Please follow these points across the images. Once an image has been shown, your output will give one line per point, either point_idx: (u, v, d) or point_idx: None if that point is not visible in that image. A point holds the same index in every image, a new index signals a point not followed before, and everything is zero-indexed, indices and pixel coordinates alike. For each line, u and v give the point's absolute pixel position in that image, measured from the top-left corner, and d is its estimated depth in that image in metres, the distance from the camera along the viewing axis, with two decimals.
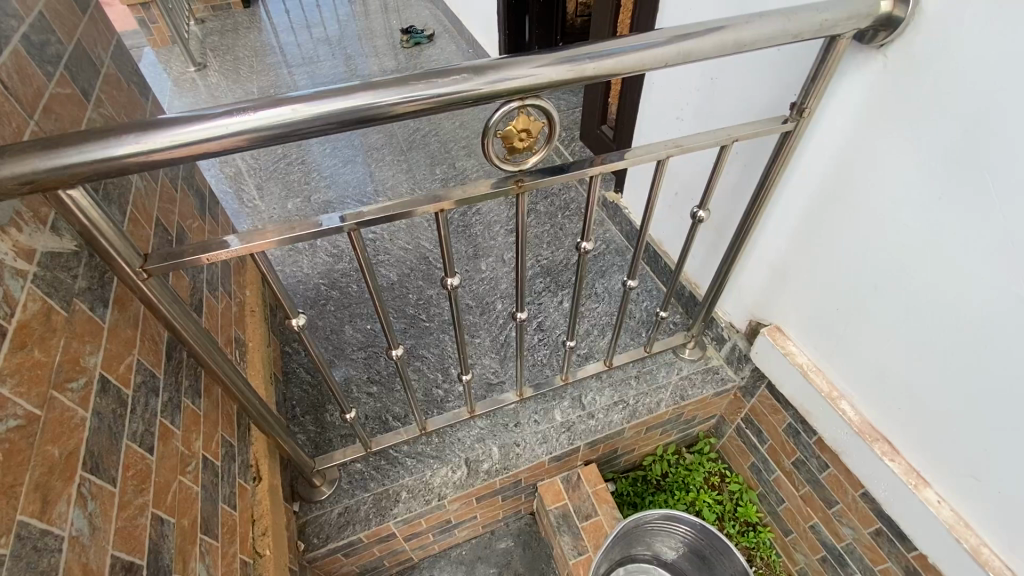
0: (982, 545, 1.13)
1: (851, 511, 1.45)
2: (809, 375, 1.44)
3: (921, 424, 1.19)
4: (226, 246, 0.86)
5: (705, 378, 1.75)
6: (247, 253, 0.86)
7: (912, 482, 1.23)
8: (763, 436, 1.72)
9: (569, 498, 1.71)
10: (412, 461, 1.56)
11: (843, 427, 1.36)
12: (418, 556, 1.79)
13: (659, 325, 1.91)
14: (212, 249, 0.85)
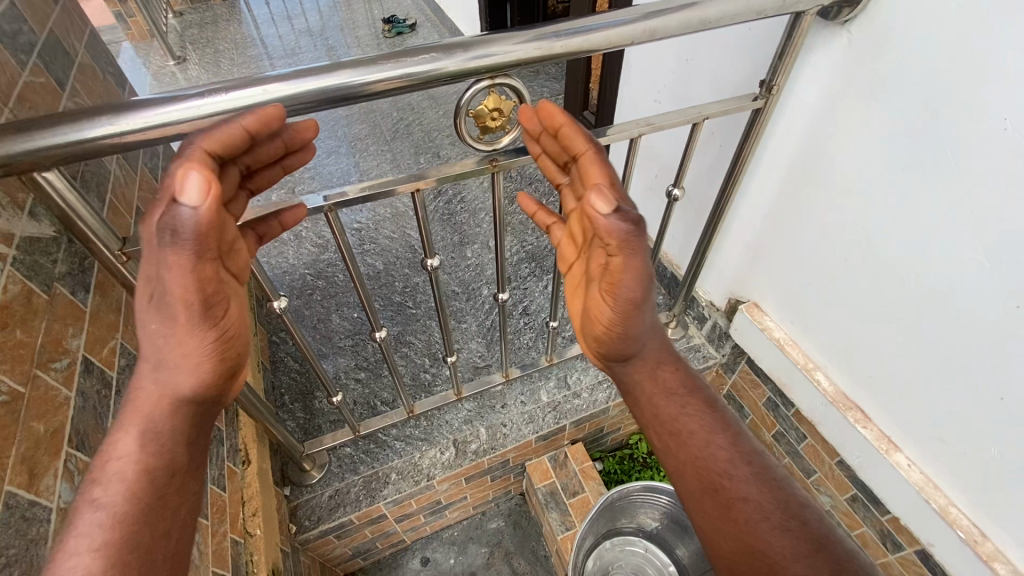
0: (950, 505, 1.18)
1: (828, 479, 1.50)
2: (786, 348, 1.48)
3: (891, 390, 1.23)
4: None
5: (687, 356, 1.79)
6: None
7: (883, 447, 1.28)
8: (745, 411, 1.76)
9: (556, 476, 1.76)
10: (400, 444, 1.58)
11: (818, 398, 1.40)
12: (410, 538, 1.83)
13: (643, 307, 1.94)
14: None
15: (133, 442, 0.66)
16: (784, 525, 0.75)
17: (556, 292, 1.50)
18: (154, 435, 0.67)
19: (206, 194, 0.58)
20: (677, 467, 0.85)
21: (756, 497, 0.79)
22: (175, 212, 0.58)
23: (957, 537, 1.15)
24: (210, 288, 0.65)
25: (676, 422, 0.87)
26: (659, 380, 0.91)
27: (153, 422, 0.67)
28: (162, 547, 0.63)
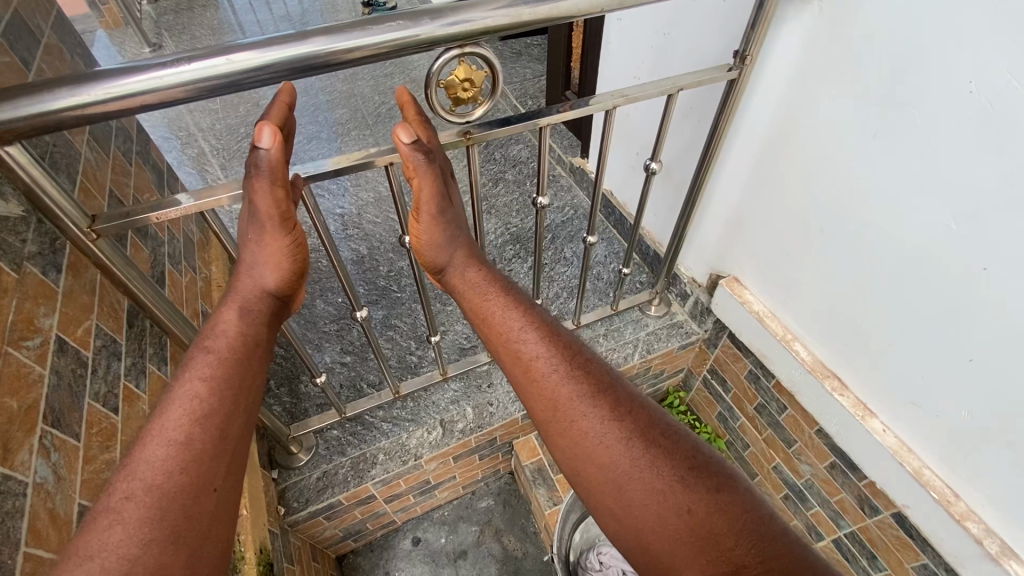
0: (923, 467, 1.21)
1: (808, 448, 1.53)
2: (765, 321, 1.50)
3: (866, 356, 1.26)
4: (177, 204, 0.87)
5: (670, 332, 1.81)
6: (198, 209, 0.88)
7: (859, 413, 1.31)
8: (727, 384, 1.79)
9: (544, 453, 1.78)
10: (387, 425, 1.59)
11: (797, 368, 1.43)
12: (401, 519, 1.85)
13: (626, 286, 1.95)
14: (162, 208, 0.86)
15: (185, 400, 0.77)
16: (672, 492, 0.74)
17: (538, 270, 1.51)
18: (210, 392, 0.79)
19: (276, 141, 0.85)
20: (568, 456, 0.83)
21: (642, 476, 0.77)
22: (257, 152, 0.85)
23: (930, 497, 1.17)
24: (285, 211, 0.91)
25: (577, 409, 0.84)
26: (467, 279, 1.06)
27: (210, 383, 0.80)
28: (207, 497, 0.69)
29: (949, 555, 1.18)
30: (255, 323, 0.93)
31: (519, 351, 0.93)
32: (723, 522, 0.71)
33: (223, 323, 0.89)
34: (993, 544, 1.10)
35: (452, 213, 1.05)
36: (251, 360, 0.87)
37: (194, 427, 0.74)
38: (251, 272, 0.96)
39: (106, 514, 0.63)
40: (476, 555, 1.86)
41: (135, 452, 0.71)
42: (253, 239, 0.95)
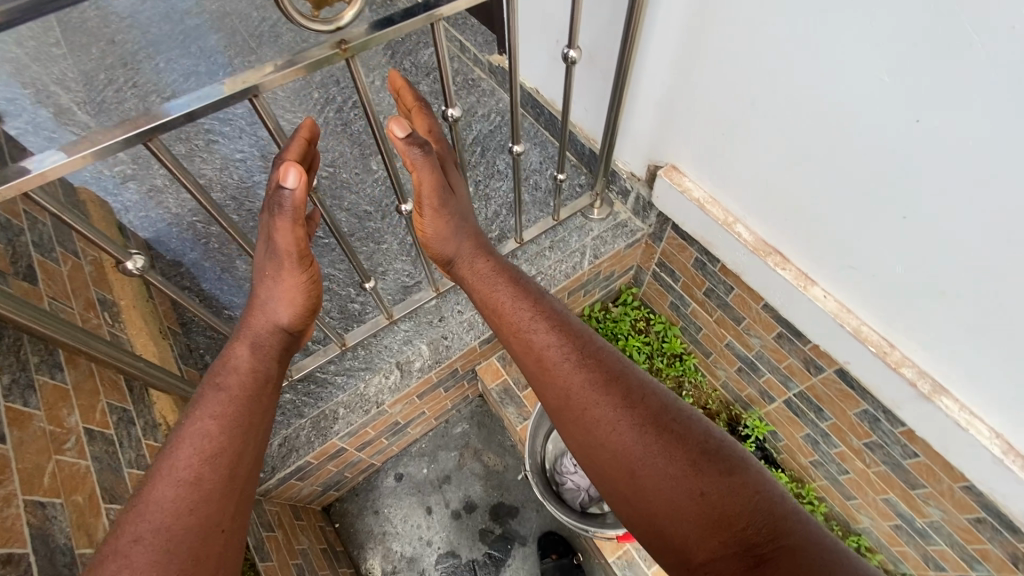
0: (862, 325, 1.25)
1: (756, 323, 1.58)
2: (705, 207, 1.46)
3: (804, 229, 1.26)
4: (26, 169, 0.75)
5: (615, 233, 1.78)
6: (56, 173, 0.77)
7: (801, 283, 1.33)
8: (677, 275, 1.80)
9: (508, 373, 1.78)
10: (342, 378, 1.52)
11: (740, 249, 1.42)
12: (379, 460, 1.86)
13: (566, 191, 1.86)
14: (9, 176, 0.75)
15: (195, 438, 0.84)
16: (689, 475, 0.79)
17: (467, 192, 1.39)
18: (218, 430, 0.85)
19: (300, 181, 0.86)
20: (583, 443, 0.88)
21: (660, 460, 0.81)
22: (281, 192, 0.87)
23: (868, 352, 1.23)
24: (304, 247, 0.96)
25: (590, 398, 0.88)
26: (476, 270, 1.09)
27: (219, 422, 0.86)
28: (215, 538, 0.77)
29: (887, 400, 1.27)
30: (266, 359, 0.99)
31: (529, 343, 0.97)
32: (736, 504, 0.76)
33: (236, 359, 0.96)
34: (926, 384, 1.17)
35: (456, 205, 1.05)
36: (262, 394, 0.94)
37: (204, 465, 0.81)
38: (266, 309, 1.01)
39: (114, 557, 0.71)
40: (460, 478, 1.92)
41: (149, 490, 0.79)
42: (265, 272, 1.00)
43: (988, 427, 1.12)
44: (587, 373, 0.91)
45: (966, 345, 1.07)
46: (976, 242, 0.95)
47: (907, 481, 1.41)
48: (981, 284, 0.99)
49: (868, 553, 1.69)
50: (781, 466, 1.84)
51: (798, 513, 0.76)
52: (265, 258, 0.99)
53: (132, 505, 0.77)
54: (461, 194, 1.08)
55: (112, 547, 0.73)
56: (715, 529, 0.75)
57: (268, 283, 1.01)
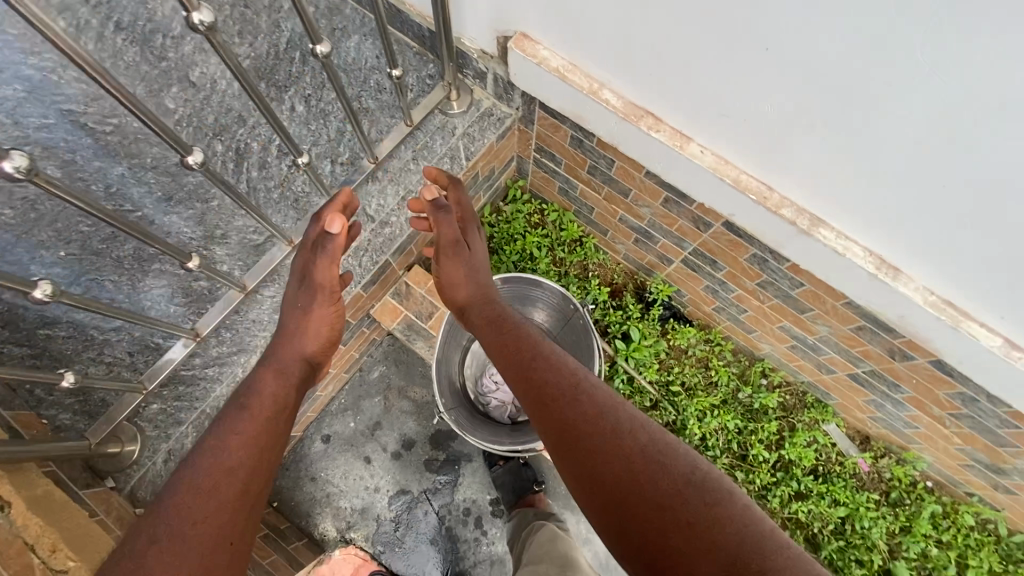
0: (740, 175, 1.20)
1: (643, 192, 1.50)
2: (566, 77, 1.28)
3: (670, 83, 1.13)
4: None
5: (482, 126, 1.57)
6: None
7: (677, 144, 1.23)
8: (557, 158, 1.66)
9: (407, 309, 1.62)
10: (214, 371, 1.35)
11: (611, 118, 1.28)
12: (298, 430, 1.74)
13: (415, 88, 1.59)
14: None
15: (217, 451, 0.91)
16: (679, 505, 0.80)
17: (278, 122, 1.12)
18: (245, 446, 0.94)
19: (342, 228, 1.16)
20: (580, 471, 0.89)
21: (650, 488, 0.82)
22: (330, 234, 1.16)
23: (749, 201, 1.20)
24: (337, 285, 1.20)
25: (586, 423, 0.92)
26: (486, 314, 1.22)
27: (247, 443, 0.94)
28: (223, 551, 0.83)
29: (773, 242, 1.27)
30: (290, 386, 1.09)
31: (529, 364, 1.05)
32: (723, 534, 0.77)
33: (261, 385, 1.05)
34: (805, 220, 1.17)
35: (471, 259, 1.30)
36: (282, 421, 1.02)
37: (228, 478, 0.89)
38: (294, 344, 1.15)
39: (134, 556, 0.78)
40: (389, 420, 1.84)
41: (167, 497, 0.86)
42: (298, 314, 1.18)
43: (861, 247, 1.15)
44: (583, 403, 0.95)
45: (837, 173, 1.05)
46: (837, 61, 0.87)
47: (797, 308, 1.49)
48: (846, 107, 0.93)
49: (772, 373, 1.85)
50: (689, 319, 1.91)
51: (787, 543, 0.76)
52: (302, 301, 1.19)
53: (153, 510, 0.84)
54: (486, 264, 1.33)
55: (132, 550, 0.79)
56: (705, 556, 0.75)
57: (302, 318, 1.18)
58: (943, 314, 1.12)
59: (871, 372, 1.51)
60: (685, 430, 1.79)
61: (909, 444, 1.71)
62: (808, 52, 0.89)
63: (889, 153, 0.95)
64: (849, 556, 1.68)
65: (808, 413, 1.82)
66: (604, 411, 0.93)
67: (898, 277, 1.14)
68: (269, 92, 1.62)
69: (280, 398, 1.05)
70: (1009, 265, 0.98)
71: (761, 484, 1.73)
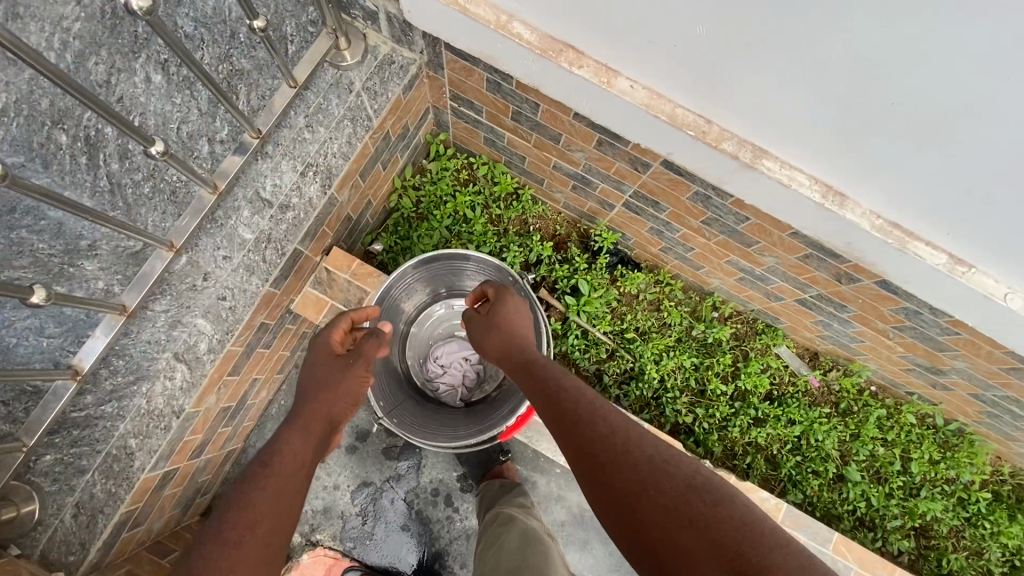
0: (676, 109, 1.07)
1: (574, 136, 1.35)
2: (468, 10, 1.08)
3: (588, 6, 0.96)
4: None
5: (384, 77, 1.35)
6: None
7: (604, 80, 1.08)
8: (476, 105, 1.48)
9: (332, 298, 1.46)
10: (112, 406, 1.16)
11: (527, 56, 1.11)
12: (238, 442, 1.60)
13: (295, 39, 1.33)
14: None
15: (246, 499, 0.79)
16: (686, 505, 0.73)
17: (123, 119, 0.87)
18: (270, 503, 0.80)
19: (365, 317, 1.19)
20: (593, 474, 0.83)
21: (657, 488, 0.76)
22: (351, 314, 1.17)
23: (688, 138, 1.08)
24: (365, 362, 1.08)
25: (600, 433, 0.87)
26: (510, 339, 1.14)
27: (271, 495, 0.81)
28: None
29: (715, 179, 1.17)
30: (314, 444, 0.94)
31: (544, 378, 1.01)
32: (725, 530, 0.70)
33: (287, 437, 0.92)
34: (748, 153, 1.07)
35: (512, 329, 1.16)
36: (302, 480, 0.88)
37: (252, 534, 0.76)
38: (323, 404, 1.00)
39: None
40: None
41: (197, 547, 0.74)
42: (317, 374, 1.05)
43: (807, 176, 1.07)
44: (603, 410, 0.91)
45: (779, 97, 0.94)
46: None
47: (743, 242, 1.43)
48: (788, 16, 0.81)
49: (723, 305, 1.83)
50: (637, 262, 1.84)
51: (788, 540, 0.68)
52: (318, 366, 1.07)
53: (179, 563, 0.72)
54: (523, 320, 1.19)
55: None
56: (715, 554, 0.68)
57: (319, 379, 1.04)
58: (890, 237, 1.08)
59: (818, 296, 1.50)
60: (644, 375, 1.75)
61: (855, 356, 1.75)
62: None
63: (835, 66, 0.84)
64: (806, 469, 1.75)
65: (760, 341, 1.82)
66: (621, 421, 0.88)
67: (845, 203, 1.08)
68: (114, 62, 1.33)
69: (309, 456, 0.92)
70: (958, 178, 0.92)
71: (721, 416, 1.75)
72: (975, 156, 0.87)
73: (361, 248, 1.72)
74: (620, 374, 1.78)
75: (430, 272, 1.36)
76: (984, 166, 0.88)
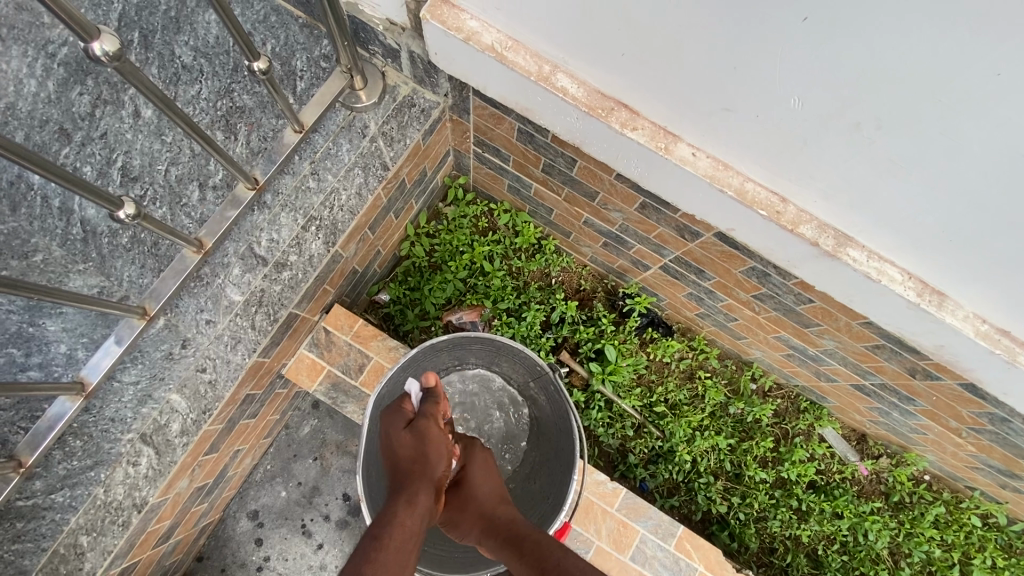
0: (745, 183, 0.91)
1: (613, 196, 1.19)
2: (506, 58, 0.93)
3: (656, 67, 0.81)
4: None
5: (402, 122, 1.19)
6: None
7: (660, 146, 0.92)
8: (503, 153, 1.32)
9: (330, 363, 1.30)
10: (64, 495, 0.98)
11: (569, 113, 0.95)
12: (215, 514, 1.42)
13: (305, 74, 1.19)
14: None
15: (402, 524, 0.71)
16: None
17: (96, 190, 0.72)
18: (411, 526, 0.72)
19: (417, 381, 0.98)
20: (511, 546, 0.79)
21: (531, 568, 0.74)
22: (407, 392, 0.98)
23: (758, 218, 0.91)
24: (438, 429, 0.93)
25: (495, 501, 0.88)
26: (475, 457, 0.95)
27: (415, 517, 0.74)
28: None
29: (782, 262, 1.00)
30: (425, 484, 0.80)
31: (479, 483, 0.91)
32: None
33: (404, 476, 0.81)
34: (829, 240, 0.90)
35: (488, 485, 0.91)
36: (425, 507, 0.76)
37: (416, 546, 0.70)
38: (404, 449, 0.85)
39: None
40: (329, 483, 1.53)
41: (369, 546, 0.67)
42: (405, 464, 0.83)
43: (899, 270, 0.91)
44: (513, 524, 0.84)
45: (882, 186, 0.77)
46: (922, 21, 0.57)
47: (800, 321, 1.25)
48: (920, 95, 0.64)
49: (762, 378, 1.65)
50: (668, 325, 1.66)
51: None
52: (410, 463, 0.83)
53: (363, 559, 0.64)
54: (486, 467, 0.94)
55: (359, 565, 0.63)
56: None
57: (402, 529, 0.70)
58: (998, 347, 0.90)
59: (882, 385, 1.31)
60: (675, 456, 1.57)
61: (910, 446, 1.57)
62: (879, 7, 0.58)
63: (968, 159, 0.67)
64: (852, 571, 1.54)
65: (803, 421, 1.64)
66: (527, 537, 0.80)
67: (944, 304, 0.90)
68: (100, 93, 1.20)
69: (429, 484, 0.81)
70: (1013, 270, 0.78)
71: (759, 507, 1.56)
72: (1005, 246, 0.75)
73: (366, 297, 1.57)
74: (646, 452, 1.61)
75: (428, 360, 1.17)
76: (1013, 254, 0.75)
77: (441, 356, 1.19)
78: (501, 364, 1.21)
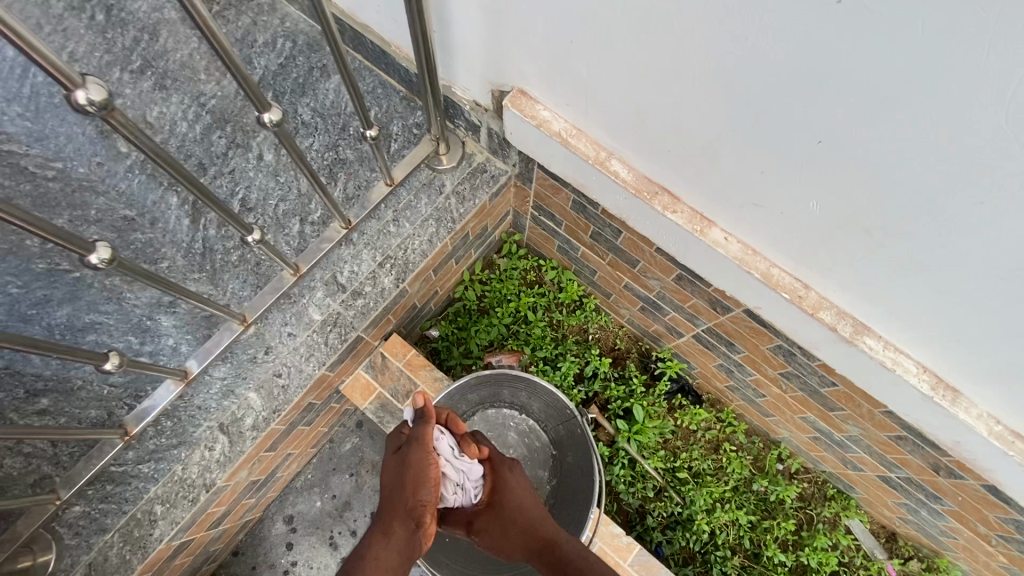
0: (771, 268, 1.02)
1: (652, 266, 1.32)
2: (569, 143, 1.11)
3: (695, 163, 0.96)
4: None
5: (474, 184, 1.39)
6: None
7: (696, 228, 1.05)
8: (557, 218, 1.49)
9: (381, 385, 1.45)
10: (150, 467, 1.15)
11: (618, 192, 1.11)
12: (257, 512, 1.55)
13: (399, 137, 1.42)
14: None
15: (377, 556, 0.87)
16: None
17: (216, 200, 0.91)
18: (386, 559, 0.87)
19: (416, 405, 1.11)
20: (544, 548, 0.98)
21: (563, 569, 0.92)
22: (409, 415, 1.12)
23: (781, 300, 1.02)
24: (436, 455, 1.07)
25: (530, 506, 1.07)
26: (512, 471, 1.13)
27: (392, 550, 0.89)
28: None
29: (803, 343, 1.08)
30: (406, 517, 0.95)
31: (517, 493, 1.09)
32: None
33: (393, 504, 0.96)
34: (847, 327, 0.99)
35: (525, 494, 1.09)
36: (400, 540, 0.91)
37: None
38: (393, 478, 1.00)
39: None
40: (361, 499, 1.64)
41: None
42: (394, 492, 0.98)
43: (913, 362, 0.97)
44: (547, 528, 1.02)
45: (891, 284, 0.87)
46: (930, 110, 0.64)
47: (824, 404, 1.30)
48: (918, 211, 0.75)
49: (789, 459, 1.67)
50: (698, 394, 1.73)
51: None
52: (395, 492, 0.98)
53: None
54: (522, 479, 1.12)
55: None
56: None
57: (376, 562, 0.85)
58: (1012, 449, 0.94)
59: (907, 479, 1.32)
60: (693, 524, 1.59)
61: (941, 551, 1.53)
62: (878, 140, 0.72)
63: (968, 265, 0.76)
64: None
65: (828, 508, 1.63)
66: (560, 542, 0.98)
67: (957, 400, 0.96)
68: (234, 137, 1.47)
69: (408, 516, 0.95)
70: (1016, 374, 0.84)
71: None
72: (1006, 350, 0.82)
73: (418, 331, 1.73)
74: (665, 517, 1.63)
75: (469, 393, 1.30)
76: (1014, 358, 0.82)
77: (481, 390, 1.31)
78: (532, 404, 1.32)
